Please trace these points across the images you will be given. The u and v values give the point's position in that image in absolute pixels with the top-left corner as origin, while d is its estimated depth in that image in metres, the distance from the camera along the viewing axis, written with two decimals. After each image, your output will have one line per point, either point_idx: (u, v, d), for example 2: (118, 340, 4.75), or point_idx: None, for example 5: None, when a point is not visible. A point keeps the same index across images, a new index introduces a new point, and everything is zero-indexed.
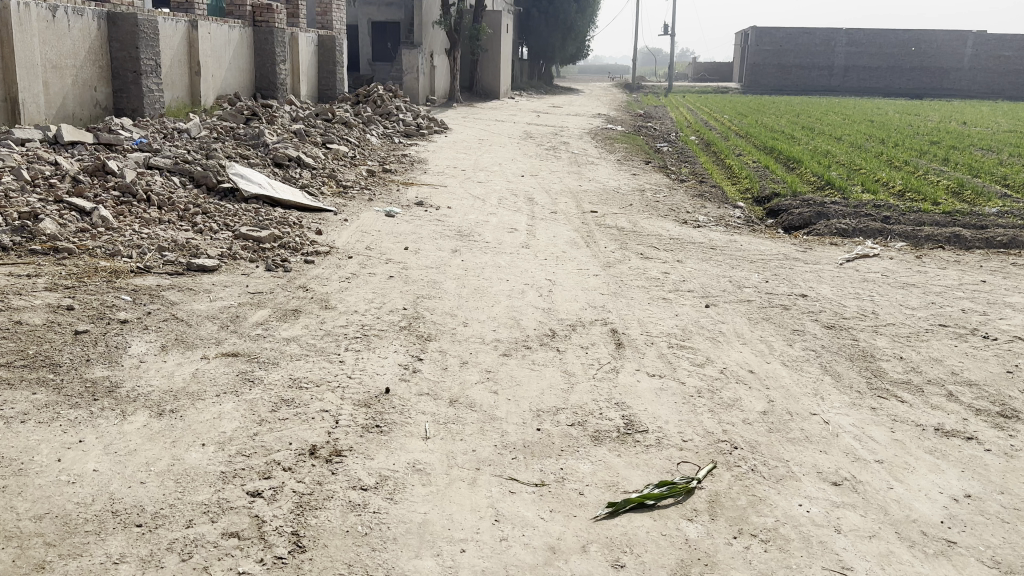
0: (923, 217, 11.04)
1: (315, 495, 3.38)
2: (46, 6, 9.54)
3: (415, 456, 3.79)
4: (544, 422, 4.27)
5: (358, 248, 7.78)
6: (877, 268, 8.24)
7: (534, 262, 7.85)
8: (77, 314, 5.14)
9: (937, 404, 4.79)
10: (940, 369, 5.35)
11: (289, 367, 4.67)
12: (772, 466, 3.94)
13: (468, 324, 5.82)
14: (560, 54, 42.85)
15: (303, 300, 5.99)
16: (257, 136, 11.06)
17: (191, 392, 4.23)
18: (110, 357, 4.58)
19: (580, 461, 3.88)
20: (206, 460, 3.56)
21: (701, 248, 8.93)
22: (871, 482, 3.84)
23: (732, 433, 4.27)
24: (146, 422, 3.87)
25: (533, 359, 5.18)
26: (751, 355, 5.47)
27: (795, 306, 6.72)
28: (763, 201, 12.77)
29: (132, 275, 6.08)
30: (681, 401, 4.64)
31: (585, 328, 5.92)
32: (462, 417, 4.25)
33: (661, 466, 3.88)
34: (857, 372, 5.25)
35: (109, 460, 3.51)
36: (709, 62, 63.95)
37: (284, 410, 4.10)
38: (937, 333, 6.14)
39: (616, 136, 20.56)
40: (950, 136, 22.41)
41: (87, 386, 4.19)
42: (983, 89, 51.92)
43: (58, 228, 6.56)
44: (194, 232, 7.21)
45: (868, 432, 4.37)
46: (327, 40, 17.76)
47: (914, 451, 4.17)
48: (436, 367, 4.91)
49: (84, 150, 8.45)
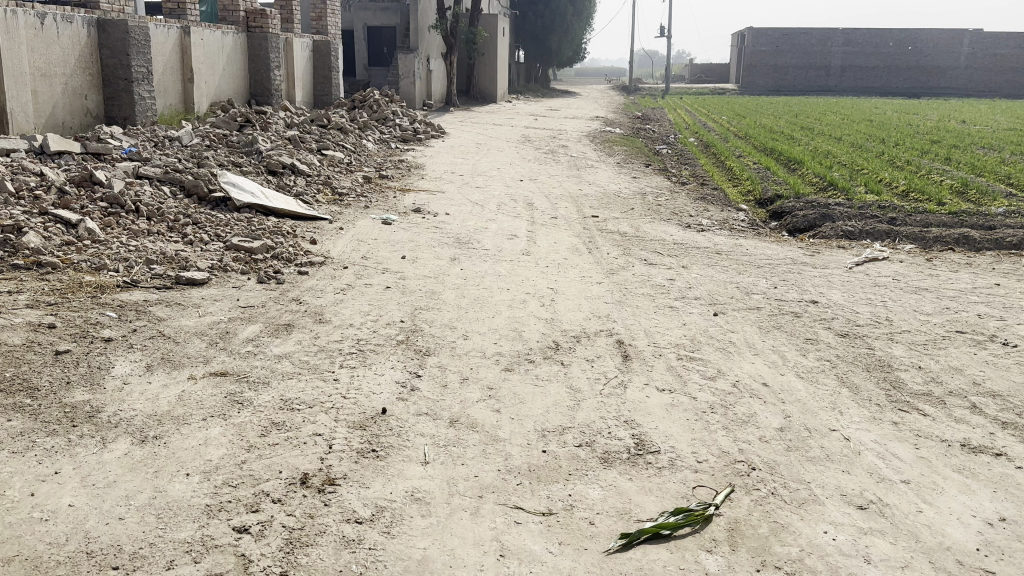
0: (930, 217, 10.85)
1: (307, 530, 3.14)
2: (35, 13, 9.33)
3: (413, 483, 3.56)
4: (549, 444, 4.03)
5: (354, 257, 7.55)
6: (887, 272, 8.00)
7: (535, 270, 7.63)
8: (58, 333, 4.90)
9: (961, 418, 4.56)
10: (961, 379, 5.12)
11: (281, 387, 4.44)
12: (794, 489, 3.71)
13: (468, 337, 5.59)
14: (557, 57, 42.69)
15: (296, 314, 5.76)
16: (251, 143, 10.83)
17: (177, 417, 3.99)
18: (93, 379, 4.35)
19: (589, 486, 3.66)
20: (190, 492, 3.33)
21: (705, 253, 8.71)
22: (899, 505, 3.61)
23: (748, 452, 4.05)
24: (127, 450, 3.64)
25: (536, 374, 4.95)
26: (764, 367, 5.25)
27: (806, 314, 6.49)
28: (766, 203, 12.59)
29: (119, 290, 5.86)
30: (693, 418, 4.41)
31: (590, 340, 5.69)
32: (464, 439, 4.02)
33: (675, 491, 3.65)
34: (875, 384, 5.02)
35: (85, 494, 3.28)
36: (705, 64, 63.77)
37: (274, 435, 3.86)
38: (954, 340, 5.91)
39: (615, 139, 20.34)
40: (951, 135, 22.26)
41: (66, 412, 3.95)
42: (980, 87, 51.85)
43: (42, 242, 6.33)
44: (184, 244, 6.98)
45: (891, 449, 4.15)
46: (322, 45, 17.52)
47: (942, 470, 3.94)
48: (434, 385, 4.68)
49: (71, 160, 8.22)
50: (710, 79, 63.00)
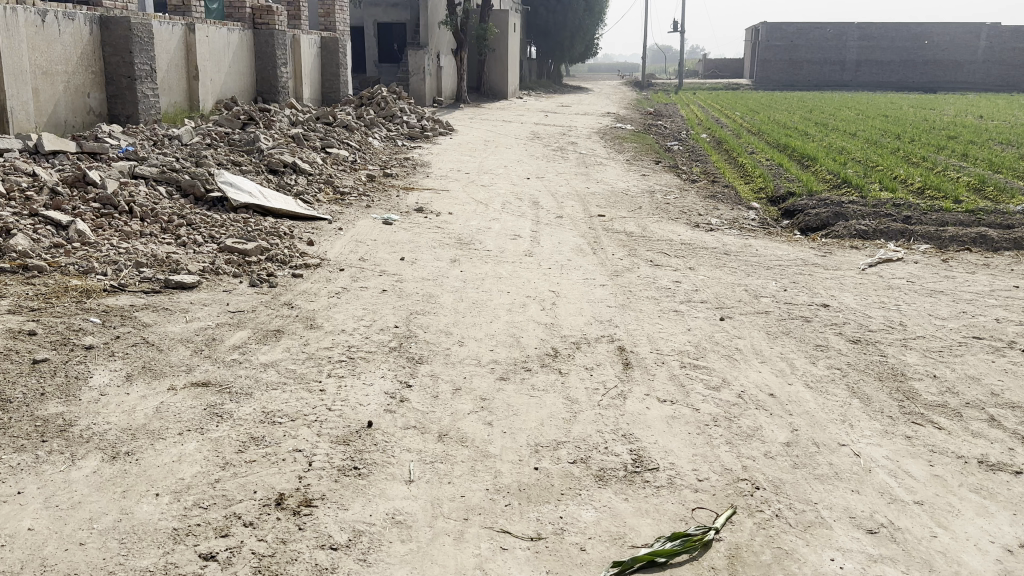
0: (947, 216, 10.53)
1: (277, 557, 2.97)
2: (36, 11, 9.21)
3: (394, 505, 3.37)
4: (542, 460, 3.84)
5: (351, 259, 7.36)
6: (900, 274, 7.74)
7: (538, 272, 7.43)
8: (39, 340, 4.75)
9: (979, 432, 4.32)
10: (979, 390, 4.86)
11: (264, 398, 4.26)
12: (799, 511, 3.49)
13: (464, 344, 5.40)
14: (568, 53, 42.41)
15: (287, 319, 5.60)
16: (252, 141, 10.68)
17: (152, 431, 3.83)
18: (69, 390, 4.18)
19: (582, 507, 3.46)
20: (158, 514, 3.16)
21: (713, 254, 8.46)
22: (912, 530, 3.38)
23: (752, 469, 3.83)
24: (96, 467, 3.47)
25: (532, 384, 4.75)
26: (771, 376, 5.02)
27: (817, 318, 6.25)
28: (778, 201, 12.32)
29: (106, 294, 5.71)
30: (695, 432, 4.19)
31: (590, 346, 5.49)
32: (451, 455, 3.83)
33: (673, 513, 3.44)
34: (888, 395, 4.78)
35: (46, 517, 3.11)
36: (717, 60, 63.17)
37: (252, 451, 3.69)
38: (972, 346, 5.65)
39: (625, 135, 20.08)
40: (970, 130, 21.81)
41: (37, 426, 3.79)
42: (997, 82, 51.14)
43: (30, 244, 6.19)
44: (177, 246, 6.83)
45: (904, 466, 3.91)
46: (329, 41, 17.36)
47: (958, 490, 3.71)
48: (425, 396, 4.49)
49: (67, 160, 8.09)
50: (723, 75, 62.35)
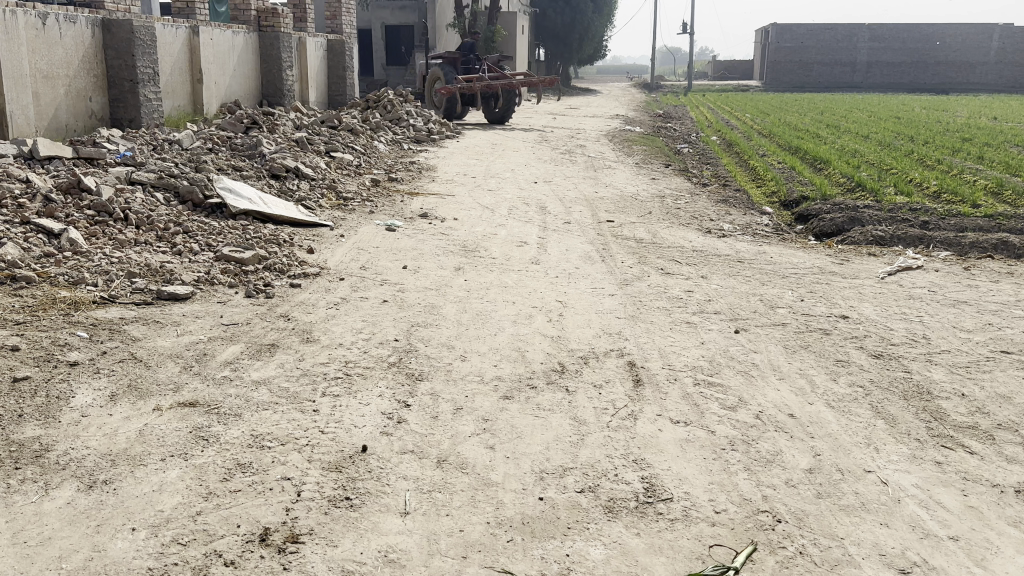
0: (966, 221, 10.21)
1: None
2: (37, 14, 9.05)
3: (388, 541, 3.13)
4: (547, 489, 3.59)
5: (352, 268, 7.13)
6: (922, 282, 7.45)
7: (544, 281, 7.19)
8: (20, 356, 4.54)
9: (1013, 457, 4.04)
10: (1011, 410, 4.58)
11: (253, 421, 4.02)
12: (824, 548, 3.24)
13: (467, 359, 5.15)
14: (578, 55, 42.06)
15: (283, 332, 5.36)
16: (255, 146, 10.47)
17: (133, 457, 3.60)
18: (48, 411, 3.97)
19: (590, 543, 3.22)
20: (133, 552, 2.94)
21: (726, 261, 8.18)
22: (948, 569, 3.13)
23: (773, 500, 3.58)
24: (71, 498, 3.25)
25: (537, 404, 4.49)
26: (790, 395, 4.75)
27: (835, 331, 5.97)
28: (791, 206, 12.04)
29: (95, 305, 5.51)
30: (711, 458, 3.93)
31: (599, 362, 5.23)
32: (451, 483, 3.59)
33: (689, 551, 3.20)
34: (915, 415, 4.50)
35: (13, 555, 2.89)
36: (726, 62, 62.80)
37: (237, 479, 3.46)
38: (1000, 362, 5.37)
39: (634, 138, 19.80)
40: (985, 132, 21.45)
41: (11, 451, 3.58)
42: (1009, 83, 50.63)
43: (20, 253, 5.99)
44: (172, 254, 6.64)
45: (936, 497, 3.64)
46: (337, 44, 17.13)
47: (996, 524, 3.44)
48: (424, 416, 4.25)
49: (62, 165, 7.89)
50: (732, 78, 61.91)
